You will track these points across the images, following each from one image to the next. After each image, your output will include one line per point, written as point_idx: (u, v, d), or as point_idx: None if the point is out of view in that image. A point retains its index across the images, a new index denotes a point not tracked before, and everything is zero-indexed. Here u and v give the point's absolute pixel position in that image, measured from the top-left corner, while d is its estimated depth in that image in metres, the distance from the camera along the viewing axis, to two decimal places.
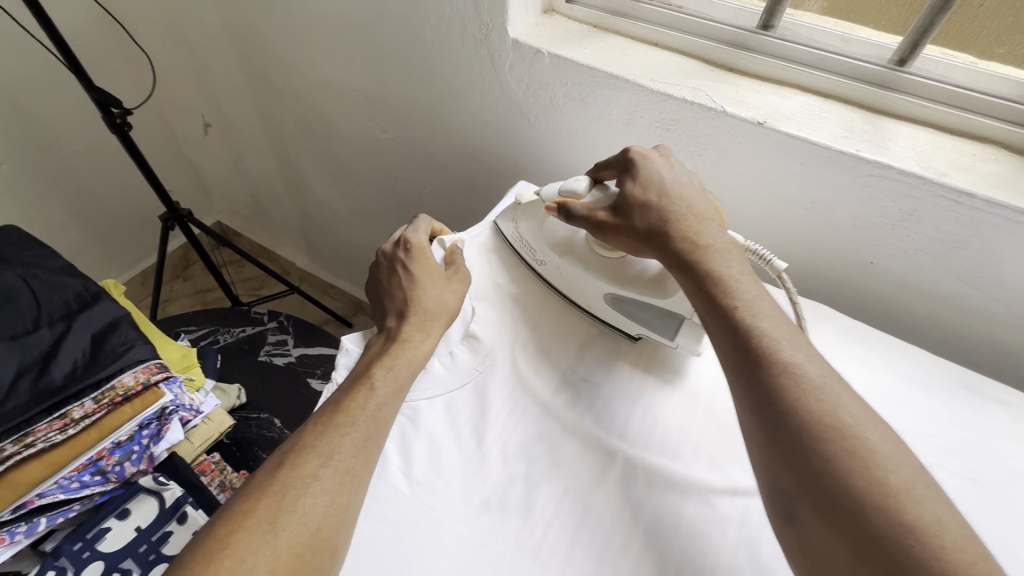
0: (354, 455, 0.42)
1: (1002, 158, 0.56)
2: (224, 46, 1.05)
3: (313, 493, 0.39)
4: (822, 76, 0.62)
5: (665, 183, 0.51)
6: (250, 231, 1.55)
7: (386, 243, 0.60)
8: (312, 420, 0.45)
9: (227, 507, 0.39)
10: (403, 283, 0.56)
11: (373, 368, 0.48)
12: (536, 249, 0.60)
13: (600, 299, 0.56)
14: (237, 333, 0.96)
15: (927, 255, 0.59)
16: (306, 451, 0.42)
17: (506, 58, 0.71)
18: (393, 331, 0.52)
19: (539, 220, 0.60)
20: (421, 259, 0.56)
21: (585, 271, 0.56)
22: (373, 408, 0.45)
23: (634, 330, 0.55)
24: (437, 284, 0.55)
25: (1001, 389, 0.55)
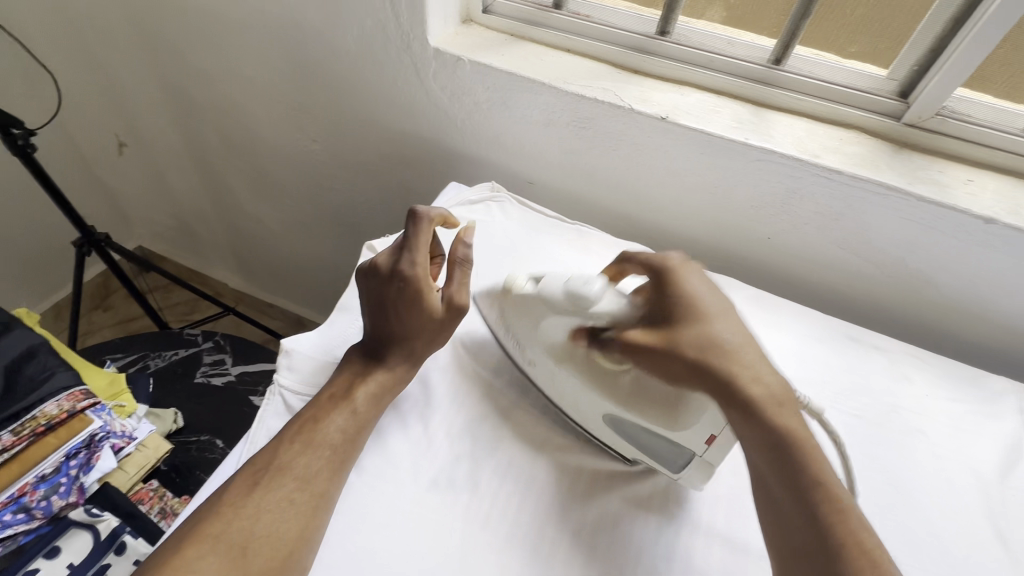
0: (330, 478, 0.43)
1: (863, 140, 0.65)
2: (137, 61, 1.01)
3: (287, 518, 0.40)
4: (714, 75, 0.69)
5: (706, 302, 0.47)
6: (177, 253, 1.48)
7: (381, 266, 0.51)
8: (286, 436, 0.45)
9: (193, 527, 0.39)
10: (397, 324, 0.50)
11: (354, 389, 0.48)
12: (529, 347, 0.52)
13: (598, 417, 0.49)
14: (169, 357, 0.93)
15: (811, 227, 0.68)
16: (281, 473, 0.42)
17: (430, 66, 0.74)
18: (378, 352, 0.50)
19: (534, 321, 0.51)
20: (418, 305, 0.50)
21: (588, 389, 0.48)
22: (351, 433, 0.46)
23: (634, 454, 0.49)
24: (434, 329, 0.51)
25: (879, 337, 0.64)
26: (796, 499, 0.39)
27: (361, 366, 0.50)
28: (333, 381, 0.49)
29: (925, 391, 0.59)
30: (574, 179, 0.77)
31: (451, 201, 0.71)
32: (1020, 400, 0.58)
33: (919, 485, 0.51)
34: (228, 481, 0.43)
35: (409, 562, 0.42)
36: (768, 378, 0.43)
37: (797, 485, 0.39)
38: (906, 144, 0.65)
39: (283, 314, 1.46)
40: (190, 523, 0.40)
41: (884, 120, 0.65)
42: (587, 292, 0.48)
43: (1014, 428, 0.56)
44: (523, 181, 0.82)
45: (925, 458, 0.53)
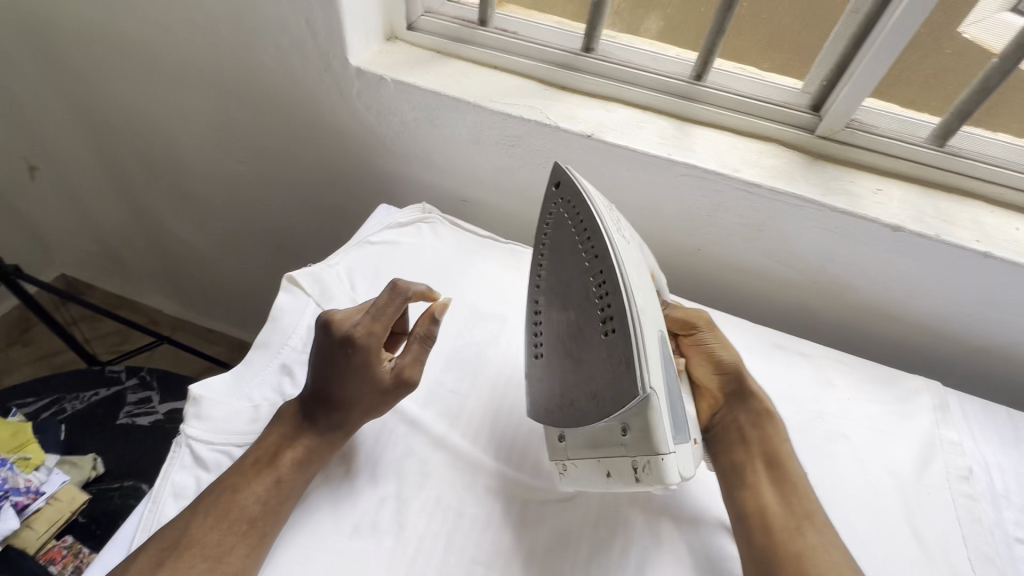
0: (246, 555, 0.41)
1: (780, 153, 0.67)
2: (43, 80, 0.95)
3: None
4: (638, 91, 0.70)
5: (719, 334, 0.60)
6: (105, 281, 1.39)
7: (339, 330, 0.48)
8: (202, 506, 0.42)
9: None
10: (338, 391, 0.47)
11: (282, 452, 0.46)
12: (623, 227, 0.47)
13: (656, 324, 0.42)
14: (89, 398, 0.86)
15: (737, 239, 0.69)
16: (190, 549, 0.40)
17: (352, 85, 0.72)
18: (311, 413, 0.47)
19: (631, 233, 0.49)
20: (364, 375, 0.47)
21: (653, 297, 0.44)
22: (276, 502, 0.43)
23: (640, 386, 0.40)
24: (370, 398, 0.47)
25: (805, 344, 0.66)
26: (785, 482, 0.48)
27: (291, 426, 0.47)
28: (259, 444, 0.46)
29: (846, 395, 0.61)
30: (508, 197, 0.77)
31: (379, 224, 0.69)
32: (934, 397, 0.61)
33: (840, 490, 0.53)
34: (133, 554, 0.40)
35: None
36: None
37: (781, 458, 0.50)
38: (820, 155, 0.68)
39: (225, 340, 1.39)
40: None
41: (800, 133, 0.67)
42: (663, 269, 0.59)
43: (929, 425, 0.59)
44: (458, 200, 0.80)
45: (845, 461, 0.55)
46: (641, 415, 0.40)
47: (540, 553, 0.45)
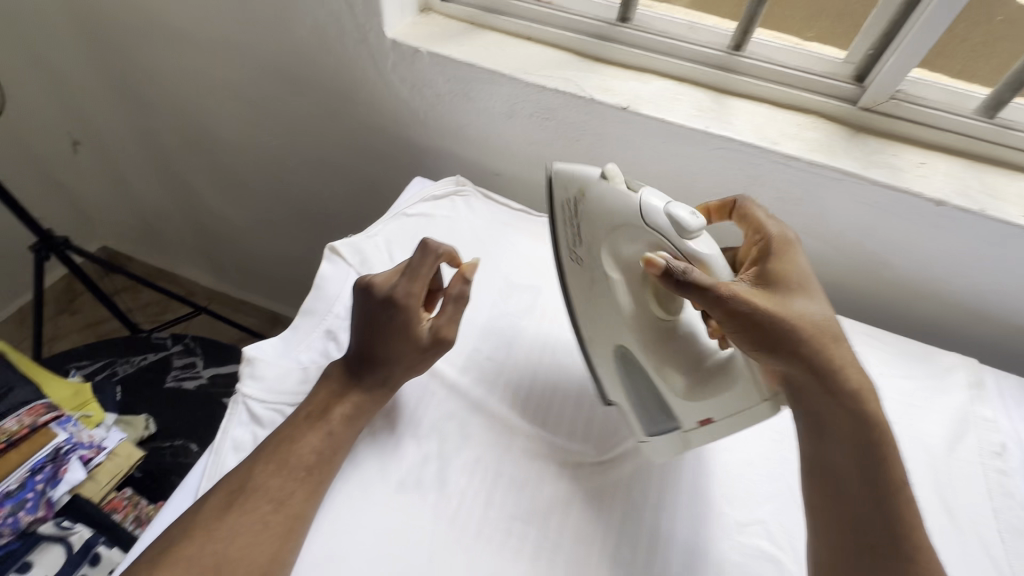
0: (305, 499, 0.44)
1: (821, 126, 0.66)
2: (84, 56, 0.97)
3: (260, 543, 0.41)
4: (675, 62, 0.69)
5: (809, 279, 0.47)
6: (143, 253, 1.44)
7: (376, 292, 0.50)
8: (262, 456, 0.45)
9: (165, 544, 0.41)
10: (381, 353, 0.49)
11: (330, 408, 0.48)
12: (586, 245, 0.50)
13: (611, 342, 0.50)
14: (138, 362, 0.91)
15: (773, 213, 0.69)
16: (255, 495, 0.43)
17: (387, 58, 0.72)
18: (357, 371, 0.50)
19: (609, 223, 0.48)
20: (402, 335, 0.49)
21: (617, 313, 0.48)
22: (329, 452, 0.46)
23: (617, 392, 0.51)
24: (413, 357, 0.50)
25: (836, 319, 0.66)
26: (868, 497, 0.41)
27: (339, 384, 0.50)
28: (311, 399, 0.49)
29: (878, 369, 0.61)
30: (540, 171, 0.77)
31: (415, 196, 0.70)
32: (970, 374, 0.61)
33: None
34: (204, 496, 0.44)
35: (376, 564, 0.43)
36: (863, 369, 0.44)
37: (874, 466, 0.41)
38: (862, 128, 0.66)
39: (258, 311, 1.43)
40: (166, 539, 0.41)
41: (842, 105, 0.66)
42: (677, 222, 0.44)
43: (963, 402, 0.59)
44: (489, 174, 0.81)
45: None
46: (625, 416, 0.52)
47: (575, 513, 0.47)
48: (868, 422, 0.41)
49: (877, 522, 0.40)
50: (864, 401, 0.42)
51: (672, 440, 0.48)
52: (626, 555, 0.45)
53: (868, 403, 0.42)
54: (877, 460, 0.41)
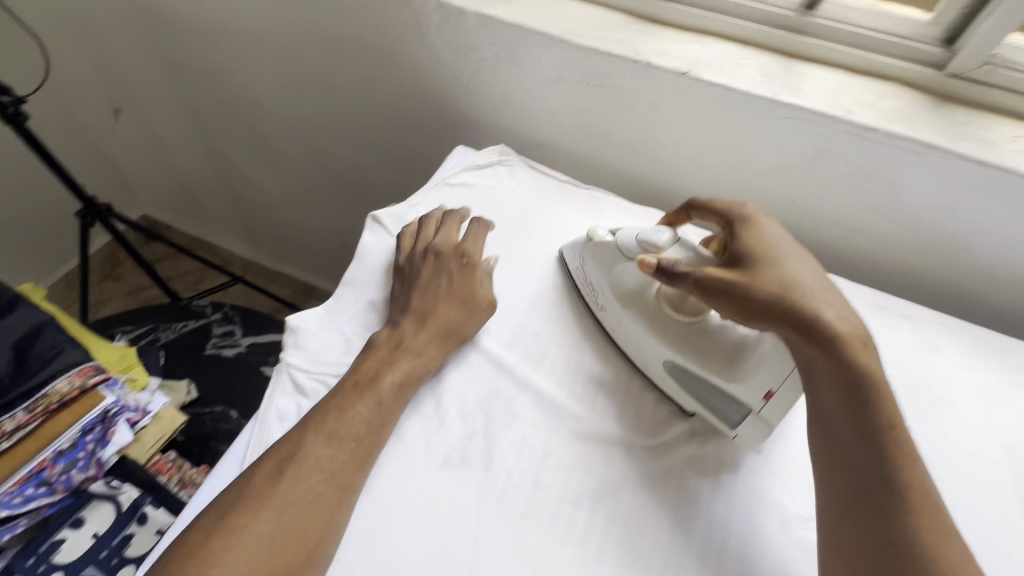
0: (354, 470, 0.43)
1: (901, 94, 0.60)
2: (125, 21, 0.96)
3: (313, 511, 0.40)
4: (740, 24, 0.64)
5: (782, 241, 0.46)
6: (181, 222, 1.46)
7: (440, 244, 0.56)
8: (311, 424, 0.44)
9: (216, 513, 0.39)
10: (443, 296, 0.53)
11: (379, 375, 0.47)
12: (599, 292, 0.54)
13: (657, 361, 0.50)
14: (179, 329, 0.92)
15: (841, 190, 0.64)
16: (306, 464, 0.42)
17: (431, 19, 0.69)
18: (403, 338, 0.50)
19: (609, 262, 0.53)
20: (467, 279, 0.55)
21: (649, 331, 0.50)
22: (378, 422, 0.45)
23: (690, 404, 0.49)
24: (472, 312, 0.53)
25: (907, 305, 0.61)
26: (865, 448, 0.38)
27: (387, 351, 0.49)
28: (359, 366, 0.48)
29: (953, 361, 0.56)
30: (586, 141, 0.73)
31: (458, 166, 0.68)
32: None
33: (943, 459, 0.50)
34: (251, 465, 0.43)
35: (423, 541, 0.42)
36: (852, 318, 0.42)
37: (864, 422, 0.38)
38: (947, 97, 0.60)
39: (292, 283, 1.45)
40: (219, 508, 0.40)
41: (926, 71, 0.60)
42: (652, 240, 0.49)
43: None
44: (533, 144, 0.78)
45: (950, 429, 0.52)
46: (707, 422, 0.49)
47: (626, 499, 0.45)
48: (854, 374, 0.39)
49: (872, 471, 0.37)
50: (849, 357, 0.40)
51: (752, 427, 0.46)
52: (680, 545, 0.43)
53: (852, 356, 0.40)
54: (867, 408, 0.39)
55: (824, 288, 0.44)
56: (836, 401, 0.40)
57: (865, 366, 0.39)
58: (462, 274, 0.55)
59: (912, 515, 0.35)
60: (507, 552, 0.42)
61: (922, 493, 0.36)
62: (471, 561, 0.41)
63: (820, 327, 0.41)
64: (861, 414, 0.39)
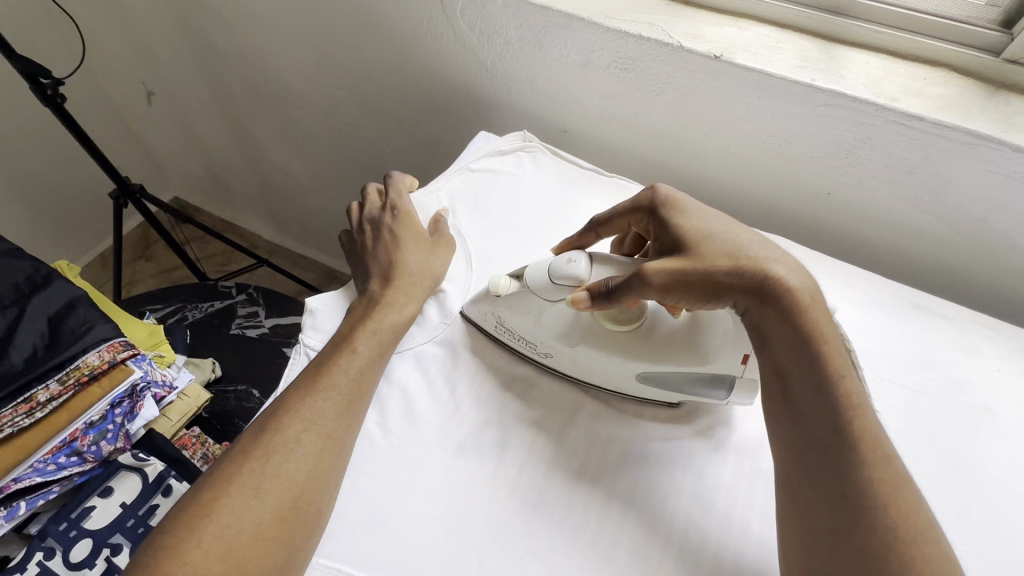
0: (338, 417, 0.43)
1: (951, 81, 0.57)
2: (158, 5, 0.98)
3: (296, 458, 0.40)
4: (779, 6, 0.61)
5: (705, 220, 0.46)
6: (210, 205, 1.49)
7: (369, 211, 0.58)
8: (295, 383, 0.45)
9: (211, 472, 0.41)
10: (389, 245, 0.54)
11: (356, 331, 0.48)
12: (537, 342, 0.49)
13: (629, 374, 0.47)
14: (206, 309, 0.95)
15: (881, 182, 0.60)
16: (289, 416, 0.42)
17: (457, 1, 0.68)
18: (375, 295, 0.51)
19: (532, 312, 0.48)
20: (405, 224, 0.56)
21: (607, 355, 0.46)
22: (357, 374, 0.46)
23: (676, 397, 0.47)
24: (421, 249, 0.54)
25: (948, 305, 0.58)
26: (823, 408, 0.38)
27: (363, 310, 0.50)
28: (339, 329, 0.49)
29: (997, 366, 0.53)
30: (611, 128, 0.71)
31: (480, 151, 0.68)
32: None
33: (981, 468, 0.47)
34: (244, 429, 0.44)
35: (433, 527, 0.42)
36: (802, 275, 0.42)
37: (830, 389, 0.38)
38: (1002, 85, 0.56)
39: (315, 266, 1.47)
40: (214, 469, 0.41)
41: (980, 56, 0.56)
42: (570, 277, 0.45)
43: None
44: (556, 131, 0.76)
45: (989, 438, 0.49)
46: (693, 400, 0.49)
47: (640, 493, 0.44)
48: (807, 332, 0.39)
49: (826, 429, 0.37)
50: (799, 313, 0.40)
51: (741, 389, 0.46)
52: (696, 543, 0.42)
53: (804, 315, 0.40)
54: (822, 360, 0.38)
55: (762, 247, 0.43)
56: (791, 361, 0.40)
57: (816, 324, 0.39)
58: (398, 225, 0.56)
59: (871, 476, 0.36)
60: (518, 542, 0.41)
61: (877, 451, 0.37)
62: (482, 549, 0.41)
63: (772, 287, 0.40)
64: (817, 375, 0.38)
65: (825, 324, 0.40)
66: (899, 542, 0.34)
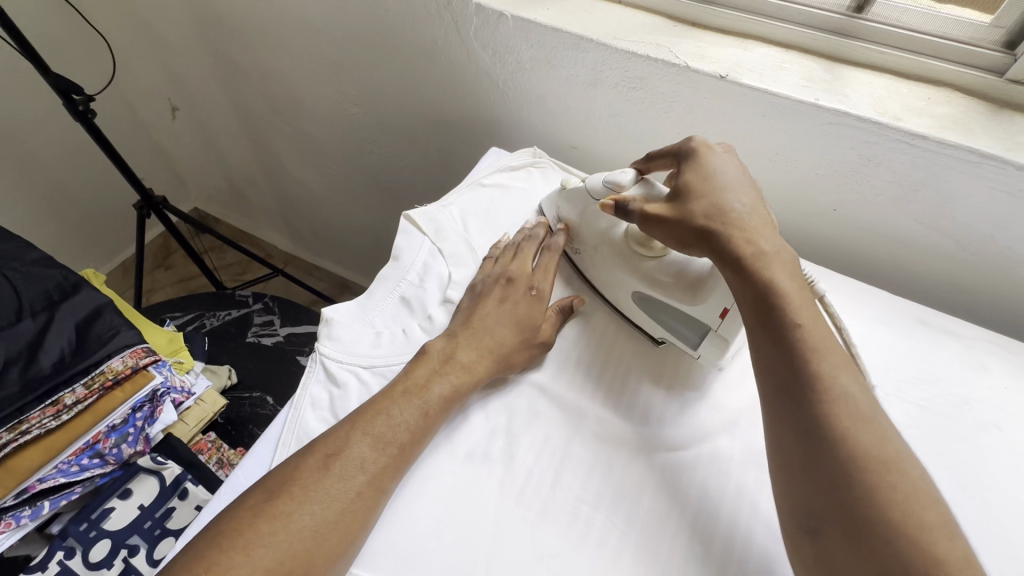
0: (394, 474, 0.43)
1: (955, 100, 0.58)
2: (185, 25, 1.02)
3: (353, 508, 0.40)
4: (783, 27, 0.62)
5: (725, 177, 0.49)
6: (228, 216, 1.53)
7: (514, 267, 0.57)
8: (358, 424, 0.44)
9: (256, 499, 0.40)
10: (508, 323, 0.53)
11: (426, 381, 0.48)
12: (575, 236, 0.60)
13: (629, 294, 0.55)
14: (223, 317, 0.97)
15: (888, 198, 0.61)
16: (355, 466, 0.42)
17: (471, 23, 0.70)
18: (456, 349, 0.50)
19: (580, 208, 0.59)
20: (532, 312, 0.54)
21: (619, 268, 0.55)
22: (421, 431, 0.45)
23: (659, 332, 0.54)
24: (527, 339, 0.52)
25: (954, 322, 0.59)
26: (780, 356, 0.41)
27: (437, 362, 0.49)
28: (409, 372, 0.49)
29: (1004, 383, 0.53)
30: (620, 145, 0.73)
31: (491, 167, 0.70)
32: None
33: (988, 485, 0.47)
34: (297, 456, 0.43)
35: (441, 534, 0.43)
36: (771, 241, 0.46)
37: (787, 339, 0.41)
38: (1006, 103, 0.57)
39: (329, 277, 1.50)
40: (263, 493, 0.40)
41: (982, 76, 0.57)
42: (616, 183, 0.54)
43: None
44: (567, 148, 0.78)
45: (997, 455, 0.49)
46: (678, 355, 0.54)
47: (646, 503, 0.45)
48: (765, 283, 0.43)
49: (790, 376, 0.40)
50: (760, 269, 0.44)
51: (711, 346, 0.50)
52: (701, 554, 0.42)
53: (762, 270, 0.44)
54: (776, 306, 0.42)
55: (750, 213, 0.47)
56: (754, 308, 0.43)
57: (771, 275, 0.43)
58: (528, 305, 0.55)
59: (833, 419, 0.37)
60: (525, 547, 0.42)
61: (838, 395, 0.38)
62: (489, 554, 0.42)
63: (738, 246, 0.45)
64: (777, 322, 0.42)
65: (788, 279, 0.44)
66: (864, 481, 0.35)
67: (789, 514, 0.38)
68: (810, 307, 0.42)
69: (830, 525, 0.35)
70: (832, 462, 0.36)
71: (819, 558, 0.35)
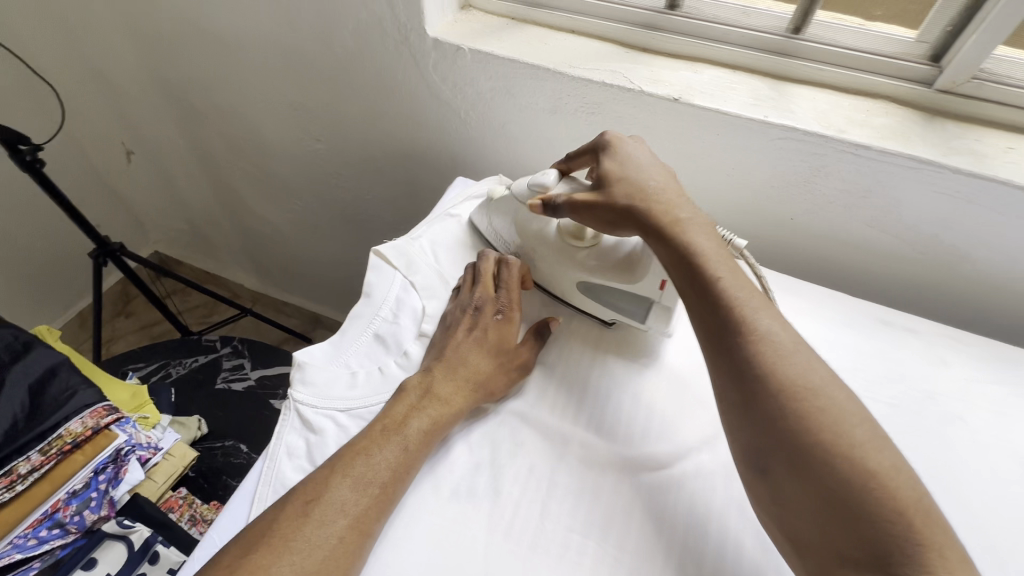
0: (377, 515, 0.42)
1: (892, 111, 0.61)
2: (137, 69, 1.01)
3: (336, 554, 0.39)
4: (729, 50, 0.66)
5: (643, 161, 0.52)
6: (191, 257, 1.49)
7: (479, 292, 0.56)
8: (336, 464, 0.43)
9: (232, 557, 0.38)
10: (484, 355, 0.52)
11: (404, 417, 0.47)
12: (510, 240, 0.62)
13: (574, 286, 0.58)
14: (190, 364, 0.94)
15: (840, 205, 0.64)
16: (336, 511, 0.40)
17: (429, 57, 0.71)
18: (433, 382, 0.49)
19: (512, 212, 0.61)
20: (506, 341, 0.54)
21: (560, 263, 0.57)
22: (402, 469, 0.44)
23: (609, 315, 0.58)
24: (506, 368, 0.52)
25: (911, 320, 0.61)
26: (709, 313, 0.44)
27: (416, 397, 0.48)
28: (387, 409, 0.48)
29: (963, 375, 0.56)
30: None
31: (458, 198, 0.70)
32: None
33: (960, 477, 0.48)
34: (274, 506, 0.41)
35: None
36: (687, 207, 0.49)
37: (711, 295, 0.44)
38: (938, 113, 0.61)
39: (299, 312, 1.47)
40: (237, 550, 0.38)
41: (914, 87, 0.61)
42: (541, 185, 0.57)
43: None
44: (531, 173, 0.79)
45: (965, 445, 0.50)
46: (630, 329, 0.59)
47: (634, 524, 0.44)
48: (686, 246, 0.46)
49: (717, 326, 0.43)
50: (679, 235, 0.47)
51: (657, 315, 0.55)
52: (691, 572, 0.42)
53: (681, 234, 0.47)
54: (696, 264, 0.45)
55: (664, 188, 0.50)
56: (680, 271, 0.47)
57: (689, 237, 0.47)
58: (500, 332, 0.54)
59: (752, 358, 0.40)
60: None
61: (758, 335, 0.41)
62: None
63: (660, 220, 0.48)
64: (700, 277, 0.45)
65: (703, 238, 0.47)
66: (788, 410, 0.38)
67: (741, 459, 0.40)
68: (725, 258, 0.46)
69: (776, 462, 0.38)
70: (758, 399, 0.39)
71: (775, 495, 0.38)
